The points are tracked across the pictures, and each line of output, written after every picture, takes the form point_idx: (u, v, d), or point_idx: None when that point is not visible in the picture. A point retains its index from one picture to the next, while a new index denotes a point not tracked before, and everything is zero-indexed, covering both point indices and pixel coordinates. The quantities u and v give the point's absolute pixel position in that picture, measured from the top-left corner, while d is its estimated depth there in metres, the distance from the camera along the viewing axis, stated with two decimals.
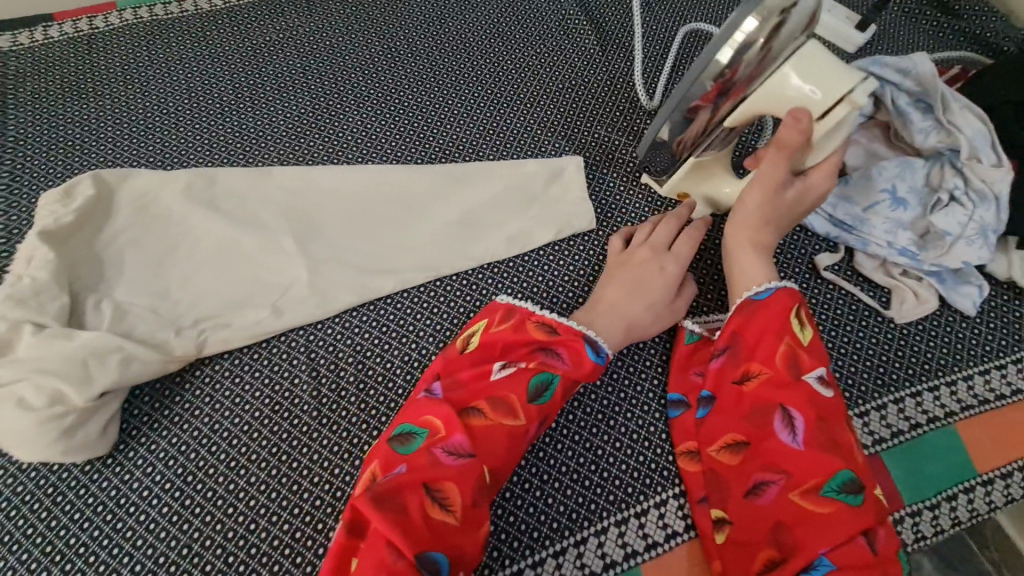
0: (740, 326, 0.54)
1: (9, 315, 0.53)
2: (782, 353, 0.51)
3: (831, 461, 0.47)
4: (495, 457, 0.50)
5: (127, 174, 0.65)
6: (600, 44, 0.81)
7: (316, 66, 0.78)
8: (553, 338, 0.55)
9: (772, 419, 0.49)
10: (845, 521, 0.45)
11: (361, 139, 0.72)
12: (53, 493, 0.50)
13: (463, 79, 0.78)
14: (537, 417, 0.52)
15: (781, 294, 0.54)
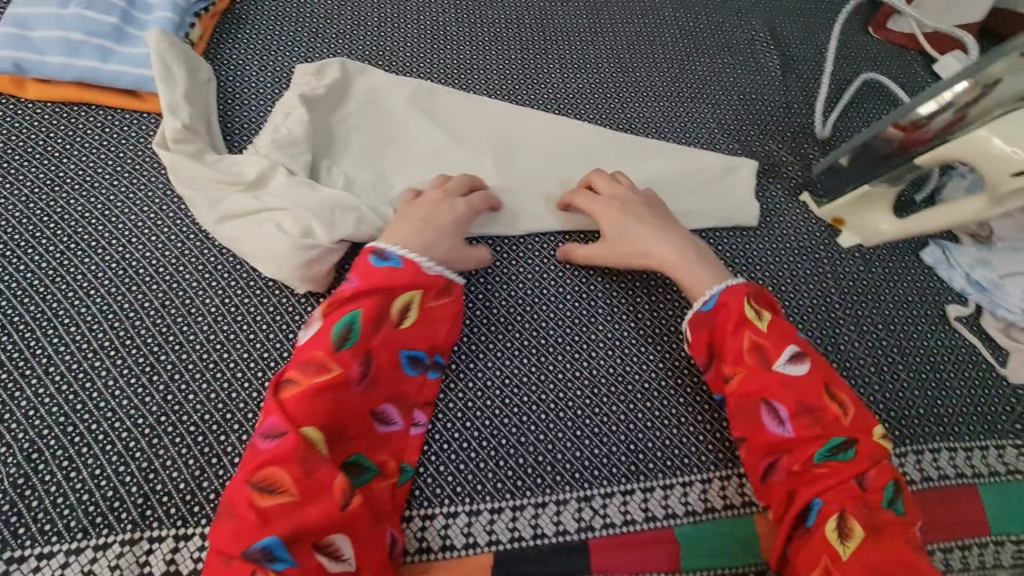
0: (704, 338, 0.60)
1: (270, 156, 0.62)
2: (748, 348, 0.56)
3: (819, 431, 0.53)
4: (324, 417, 0.51)
5: (364, 69, 0.73)
6: (781, 69, 0.87)
7: (528, 21, 0.85)
8: (365, 275, 0.56)
9: (760, 414, 0.55)
10: (842, 474, 0.52)
11: (560, 94, 0.80)
12: (273, 312, 0.58)
13: (655, 68, 0.85)
14: (354, 358, 0.53)
15: (726, 294, 0.58)
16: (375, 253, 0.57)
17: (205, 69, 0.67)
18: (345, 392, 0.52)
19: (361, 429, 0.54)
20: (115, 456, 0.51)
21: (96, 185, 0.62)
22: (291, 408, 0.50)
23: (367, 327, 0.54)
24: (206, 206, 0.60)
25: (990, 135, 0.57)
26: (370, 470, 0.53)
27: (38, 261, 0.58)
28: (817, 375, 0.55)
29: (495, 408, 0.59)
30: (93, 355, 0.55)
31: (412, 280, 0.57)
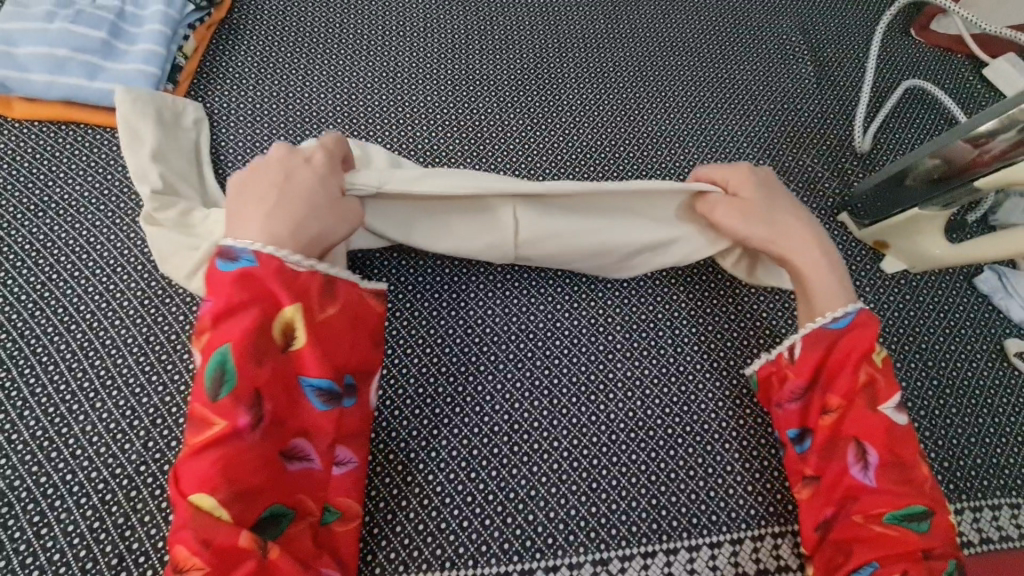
0: (816, 358, 0.51)
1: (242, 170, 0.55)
2: (858, 386, 0.49)
3: (905, 490, 0.47)
4: (217, 482, 0.43)
5: None
6: (816, 76, 0.81)
7: (542, 28, 0.81)
8: (220, 291, 0.46)
9: (847, 455, 0.49)
10: (912, 544, 0.46)
11: (574, 109, 0.75)
12: None
13: (677, 78, 0.79)
14: (239, 405, 0.44)
15: (859, 321, 0.51)
16: (220, 256, 0.47)
17: (191, 112, 0.64)
18: (239, 445, 0.44)
19: (272, 476, 0.46)
20: (90, 510, 0.47)
21: (83, 211, 0.59)
22: (184, 476, 0.44)
23: (246, 365, 0.45)
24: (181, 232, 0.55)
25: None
26: (286, 514, 0.47)
27: (21, 294, 0.55)
28: (913, 434, 0.49)
29: (503, 456, 0.54)
30: (72, 397, 0.51)
31: (285, 287, 0.47)
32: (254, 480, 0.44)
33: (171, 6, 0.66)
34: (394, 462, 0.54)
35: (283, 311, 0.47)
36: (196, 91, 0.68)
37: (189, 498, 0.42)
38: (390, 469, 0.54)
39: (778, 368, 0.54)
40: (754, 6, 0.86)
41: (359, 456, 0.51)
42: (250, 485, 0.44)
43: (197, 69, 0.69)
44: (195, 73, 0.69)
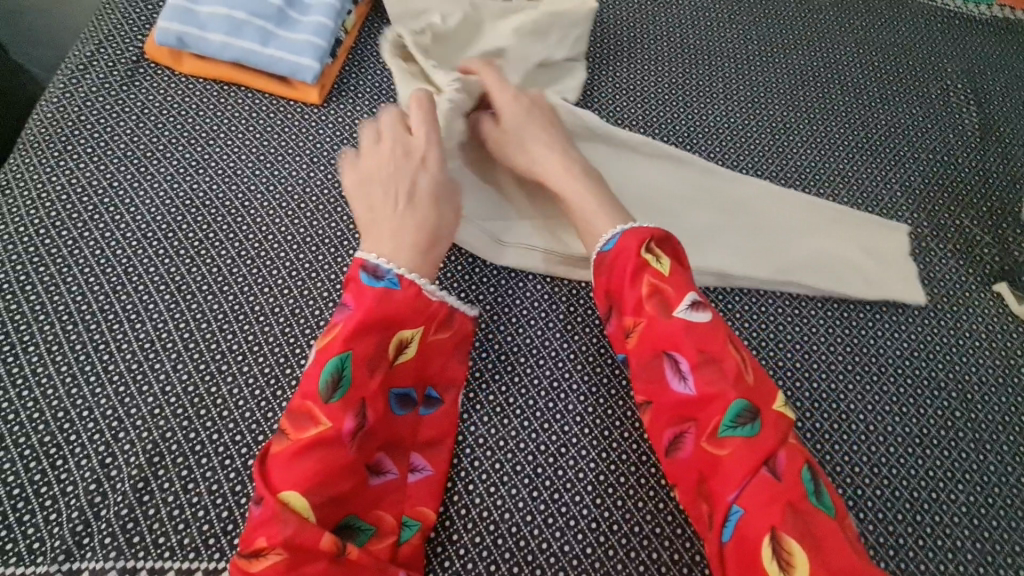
0: (606, 282, 0.54)
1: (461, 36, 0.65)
2: (648, 296, 0.50)
3: (720, 393, 0.47)
4: (313, 479, 0.43)
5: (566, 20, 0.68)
6: (980, 129, 0.76)
7: (693, 42, 0.78)
8: (358, 302, 0.48)
9: (663, 370, 0.49)
10: (740, 457, 0.45)
11: (721, 131, 0.72)
12: None
13: (830, 113, 0.75)
14: (345, 410, 0.46)
15: (624, 237, 0.53)
16: (366, 269, 0.49)
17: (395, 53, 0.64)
18: (335, 447, 0.45)
19: (358, 481, 0.46)
20: (233, 472, 0.47)
21: (240, 174, 0.60)
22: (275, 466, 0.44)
23: (360, 373, 0.47)
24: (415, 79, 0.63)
25: None
26: (367, 529, 0.47)
27: (178, 247, 0.56)
28: (718, 329, 0.49)
29: (629, 487, 0.52)
30: (221, 356, 0.52)
31: (405, 317, 0.49)
32: (343, 485, 0.45)
33: None
34: (519, 473, 0.52)
35: (395, 333, 0.49)
36: (351, 64, 0.68)
37: (279, 493, 0.43)
38: (517, 481, 0.52)
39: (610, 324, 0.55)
40: (915, 45, 0.82)
41: (433, 466, 0.51)
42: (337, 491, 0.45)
43: (354, 46, 0.69)
44: (352, 47, 0.69)
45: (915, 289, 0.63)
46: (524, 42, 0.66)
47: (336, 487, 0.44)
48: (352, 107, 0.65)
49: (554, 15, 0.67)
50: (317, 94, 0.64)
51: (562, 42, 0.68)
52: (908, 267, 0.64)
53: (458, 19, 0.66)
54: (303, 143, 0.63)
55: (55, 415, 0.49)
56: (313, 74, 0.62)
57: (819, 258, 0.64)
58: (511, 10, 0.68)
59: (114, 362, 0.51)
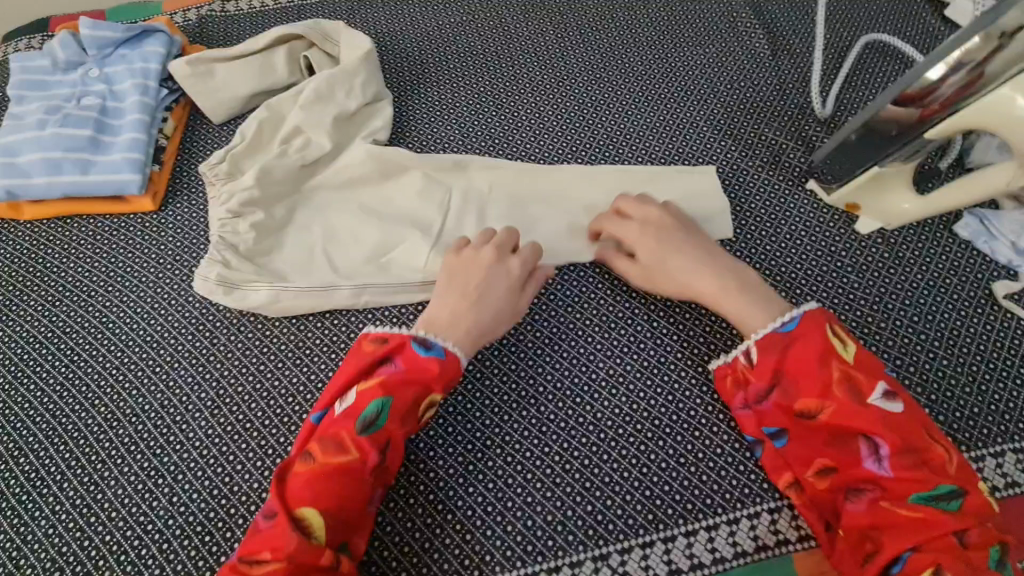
0: (775, 360, 0.53)
1: (260, 127, 0.71)
2: (840, 381, 0.50)
3: (926, 473, 0.47)
4: (330, 500, 0.48)
5: (349, 76, 0.72)
6: (771, 48, 0.82)
7: (493, 48, 0.83)
8: (405, 361, 0.55)
9: (854, 445, 0.50)
10: (944, 525, 0.45)
11: (533, 119, 0.77)
12: (267, 398, 0.60)
13: (633, 75, 0.81)
14: (373, 445, 0.51)
15: (805, 321, 0.53)
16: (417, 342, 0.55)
17: (216, 158, 0.69)
18: (359, 479, 0.50)
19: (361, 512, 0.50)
20: (131, 563, 0.53)
21: (94, 295, 0.65)
22: (297, 484, 0.49)
23: (395, 420, 0.52)
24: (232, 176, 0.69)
25: (1014, 93, 0.50)
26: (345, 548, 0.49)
27: (49, 380, 0.61)
28: (911, 414, 0.49)
29: (498, 468, 0.57)
30: (104, 463, 0.57)
31: (442, 378, 0.55)
32: (352, 513, 0.49)
33: (147, 94, 0.71)
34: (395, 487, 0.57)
35: (432, 392, 0.54)
36: (179, 166, 0.73)
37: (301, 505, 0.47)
38: (396, 495, 0.57)
39: (736, 371, 0.56)
40: None
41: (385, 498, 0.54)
42: (348, 515, 0.49)
43: (179, 147, 0.74)
44: (177, 151, 0.74)
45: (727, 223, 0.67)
46: (313, 110, 0.71)
47: (344, 509, 0.49)
48: (186, 204, 0.70)
49: (331, 77, 0.72)
50: (150, 201, 0.69)
51: (351, 94, 0.72)
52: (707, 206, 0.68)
53: (257, 117, 0.71)
54: (146, 249, 0.67)
55: None
56: (137, 186, 0.67)
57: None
58: (297, 88, 0.73)
59: (12, 500, 0.57)
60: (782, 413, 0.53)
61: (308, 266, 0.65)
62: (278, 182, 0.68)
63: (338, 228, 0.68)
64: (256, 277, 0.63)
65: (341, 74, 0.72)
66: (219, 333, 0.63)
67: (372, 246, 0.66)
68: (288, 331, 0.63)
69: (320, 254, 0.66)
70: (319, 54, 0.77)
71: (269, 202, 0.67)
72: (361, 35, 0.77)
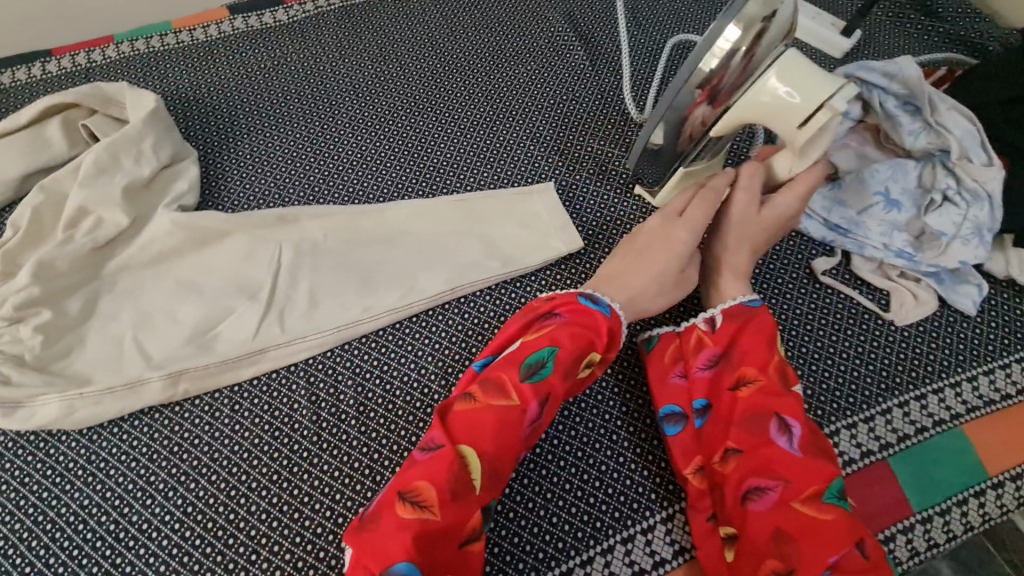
0: (733, 327, 0.55)
1: (32, 212, 0.62)
2: (775, 363, 0.52)
3: (827, 469, 0.47)
4: (483, 451, 0.45)
5: (139, 141, 0.65)
6: (591, 60, 0.83)
7: (310, 91, 0.79)
8: (568, 313, 0.52)
9: (767, 425, 0.49)
10: (846, 529, 0.44)
11: (356, 160, 0.73)
12: (52, 530, 0.51)
13: (457, 102, 0.78)
14: (534, 396, 0.47)
15: (760, 308, 0.56)
16: (584, 295, 0.54)
17: None
18: (520, 430, 0.46)
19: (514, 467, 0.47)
20: None
21: None
22: (457, 425, 0.46)
23: (560, 375, 0.49)
24: (4, 276, 0.59)
25: (772, 79, 0.49)
26: None
27: None
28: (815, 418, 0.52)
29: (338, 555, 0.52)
30: None
31: (604, 335, 0.52)
32: (505, 470, 0.46)
33: None
34: None
35: (593, 351, 0.51)
36: None
37: (458, 445, 0.44)
38: None
39: (688, 341, 0.57)
40: (518, 7, 0.88)
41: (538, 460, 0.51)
42: (503, 469, 0.46)
43: None
44: None
45: (571, 235, 0.67)
46: (94, 186, 0.62)
47: (505, 464, 0.46)
48: None
49: (111, 144, 0.63)
50: None
51: (140, 160, 0.64)
52: (545, 229, 0.67)
53: (30, 201, 0.62)
54: None
55: None
56: None
57: (438, 265, 0.64)
58: (74, 164, 0.64)
59: None
60: (717, 383, 0.54)
61: (115, 361, 0.57)
62: (64, 273, 0.59)
63: (149, 310, 0.60)
64: (45, 388, 0.54)
65: (125, 137, 0.64)
66: None
67: (190, 329, 0.59)
68: (77, 444, 0.54)
69: (129, 346, 0.58)
70: (101, 121, 0.69)
71: (51, 295, 0.58)
72: (147, 93, 0.69)
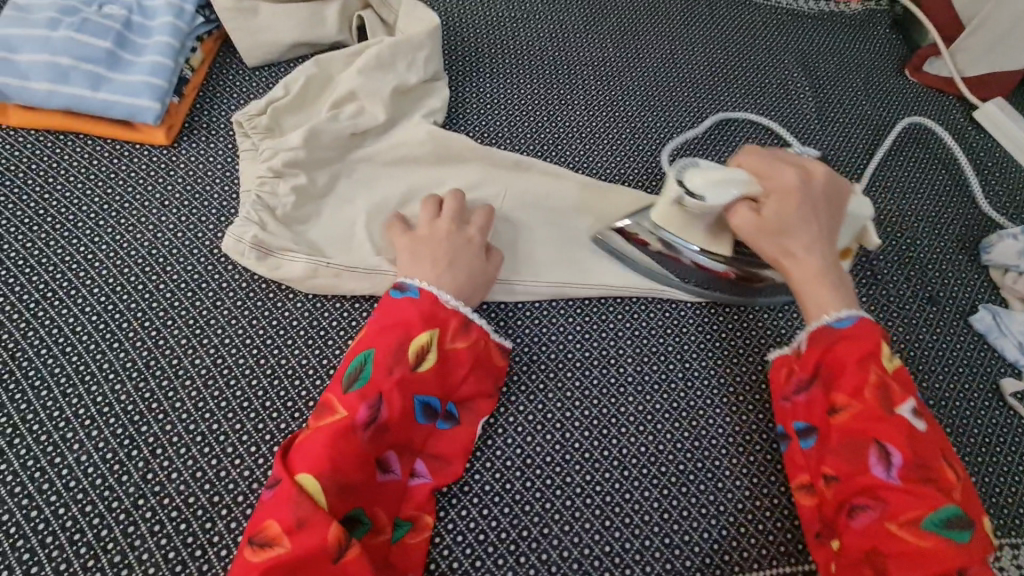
0: (824, 352, 0.53)
1: (307, 84, 0.65)
2: (873, 385, 0.50)
3: (927, 493, 0.46)
4: (325, 465, 0.45)
5: (416, 49, 0.67)
6: (817, 113, 0.84)
7: (552, 53, 0.81)
8: (388, 309, 0.53)
9: (865, 454, 0.48)
10: (947, 555, 0.44)
11: (585, 134, 0.75)
12: (270, 376, 0.53)
13: (686, 111, 0.80)
14: (363, 400, 0.48)
15: (857, 323, 0.52)
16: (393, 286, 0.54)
17: (263, 114, 0.62)
18: (355, 436, 0.47)
19: (367, 477, 0.47)
20: (84, 546, 0.45)
21: (83, 229, 0.57)
22: (299, 456, 0.46)
23: (382, 369, 0.50)
24: (272, 133, 0.63)
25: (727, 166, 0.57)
26: (403, 526, 0.50)
27: (13, 315, 0.53)
28: (935, 437, 0.49)
29: (515, 492, 0.54)
30: (68, 424, 0.49)
31: (417, 314, 0.52)
32: (358, 476, 0.47)
33: (181, 18, 0.64)
34: None
35: (415, 336, 0.51)
36: (200, 102, 0.66)
37: (295, 475, 0.45)
38: None
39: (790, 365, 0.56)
40: (756, 41, 0.89)
41: (435, 478, 0.52)
42: (352, 481, 0.46)
43: (204, 81, 0.67)
44: (201, 85, 0.66)
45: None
46: (371, 78, 0.65)
47: (350, 476, 0.46)
48: (204, 145, 0.63)
49: (393, 45, 0.66)
50: (164, 135, 0.62)
51: (412, 67, 0.67)
52: None
53: (307, 72, 0.65)
54: (150, 188, 0.60)
55: None
56: (154, 115, 0.60)
57: None
58: (352, 51, 0.67)
59: None
60: (816, 409, 0.53)
61: (350, 243, 0.59)
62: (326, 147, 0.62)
63: (386, 205, 0.62)
64: (292, 247, 0.57)
65: (406, 43, 0.67)
66: (223, 296, 0.56)
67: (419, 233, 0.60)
68: (304, 306, 0.57)
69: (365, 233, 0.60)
70: (374, 17, 0.71)
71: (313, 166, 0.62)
72: (423, 5, 0.71)
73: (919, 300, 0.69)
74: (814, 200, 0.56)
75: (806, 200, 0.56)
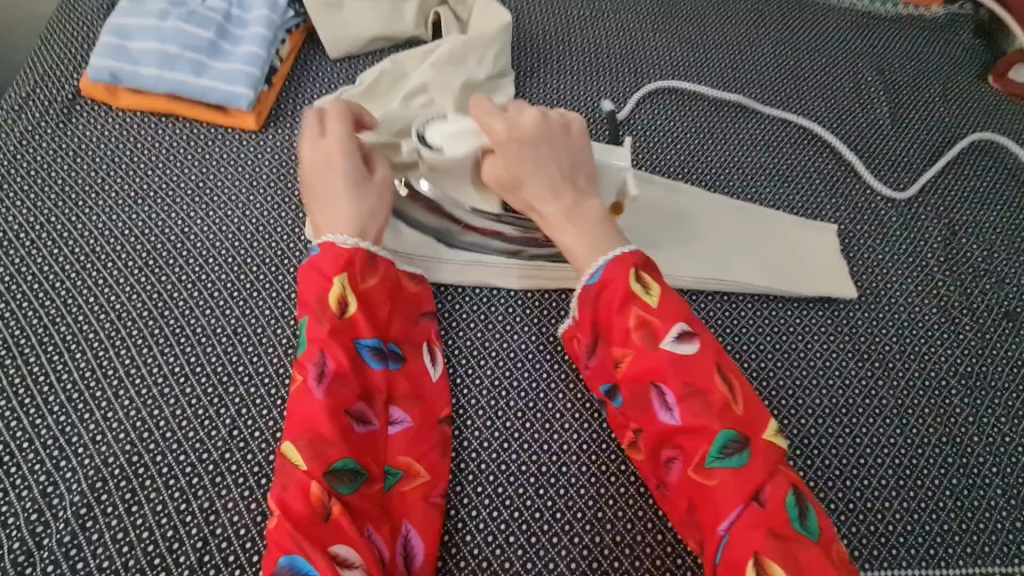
0: (591, 312, 0.54)
1: (385, 79, 0.68)
2: (633, 328, 0.51)
3: (707, 425, 0.47)
4: (302, 431, 0.48)
5: (486, 48, 0.71)
6: (892, 119, 0.81)
7: (619, 52, 0.82)
8: (311, 273, 0.54)
9: (649, 400, 0.50)
10: (730, 484, 0.46)
11: (649, 133, 0.76)
12: None
13: (754, 113, 0.79)
14: (308, 361, 0.51)
15: (609, 270, 0.53)
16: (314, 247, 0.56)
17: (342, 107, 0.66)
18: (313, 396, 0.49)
19: (340, 429, 0.48)
20: (178, 492, 0.49)
21: (181, 203, 0.62)
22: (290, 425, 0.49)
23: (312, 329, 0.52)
24: None
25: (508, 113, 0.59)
26: (395, 473, 0.51)
27: (118, 277, 0.58)
28: (705, 358, 0.50)
29: (571, 475, 0.54)
30: (165, 380, 0.53)
31: (330, 265, 0.54)
32: (329, 429, 0.48)
33: (274, 12, 0.68)
34: (463, 471, 0.54)
35: (334, 283, 0.53)
36: (287, 91, 0.70)
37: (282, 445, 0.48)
38: (461, 478, 0.54)
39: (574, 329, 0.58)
40: (828, 44, 0.87)
41: (413, 419, 0.53)
42: (324, 436, 0.48)
43: (291, 72, 0.71)
44: (288, 74, 0.71)
45: (845, 284, 0.66)
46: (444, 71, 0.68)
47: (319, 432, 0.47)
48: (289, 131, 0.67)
49: (465, 42, 0.70)
50: (254, 120, 0.66)
51: (482, 63, 0.70)
52: (818, 264, 0.68)
53: (385, 68, 0.68)
54: (240, 168, 0.64)
55: (18, 444, 0.50)
56: (247, 102, 0.64)
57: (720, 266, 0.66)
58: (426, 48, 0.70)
59: (55, 394, 0.52)
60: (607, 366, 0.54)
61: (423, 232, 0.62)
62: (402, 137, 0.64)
63: None
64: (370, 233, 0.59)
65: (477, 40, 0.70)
66: None
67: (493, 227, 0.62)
68: None
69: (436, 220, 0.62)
70: (450, 14, 0.74)
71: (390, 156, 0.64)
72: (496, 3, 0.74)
73: (995, 315, 0.67)
74: (530, 139, 0.57)
75: (562, 143, 0.58)
